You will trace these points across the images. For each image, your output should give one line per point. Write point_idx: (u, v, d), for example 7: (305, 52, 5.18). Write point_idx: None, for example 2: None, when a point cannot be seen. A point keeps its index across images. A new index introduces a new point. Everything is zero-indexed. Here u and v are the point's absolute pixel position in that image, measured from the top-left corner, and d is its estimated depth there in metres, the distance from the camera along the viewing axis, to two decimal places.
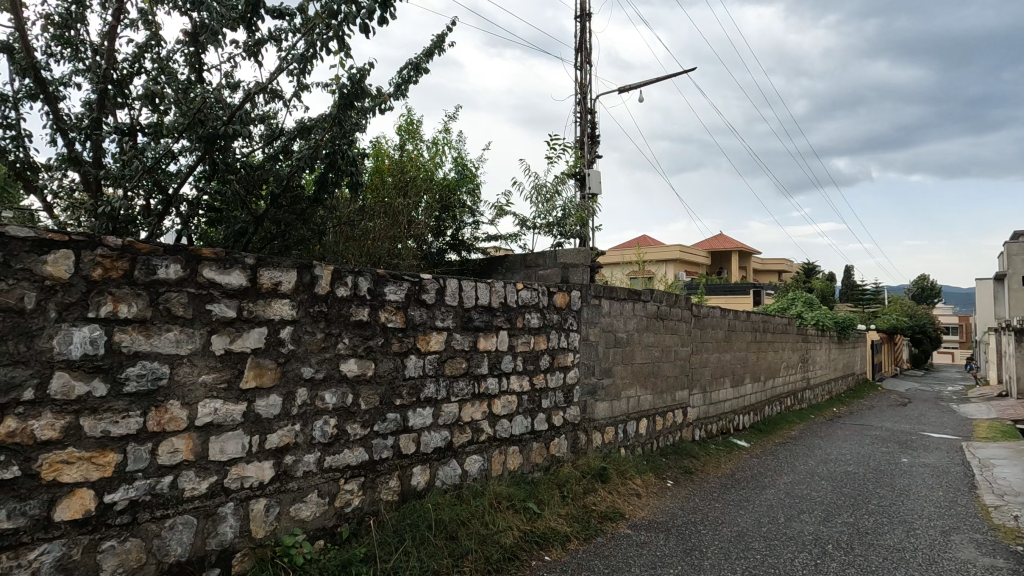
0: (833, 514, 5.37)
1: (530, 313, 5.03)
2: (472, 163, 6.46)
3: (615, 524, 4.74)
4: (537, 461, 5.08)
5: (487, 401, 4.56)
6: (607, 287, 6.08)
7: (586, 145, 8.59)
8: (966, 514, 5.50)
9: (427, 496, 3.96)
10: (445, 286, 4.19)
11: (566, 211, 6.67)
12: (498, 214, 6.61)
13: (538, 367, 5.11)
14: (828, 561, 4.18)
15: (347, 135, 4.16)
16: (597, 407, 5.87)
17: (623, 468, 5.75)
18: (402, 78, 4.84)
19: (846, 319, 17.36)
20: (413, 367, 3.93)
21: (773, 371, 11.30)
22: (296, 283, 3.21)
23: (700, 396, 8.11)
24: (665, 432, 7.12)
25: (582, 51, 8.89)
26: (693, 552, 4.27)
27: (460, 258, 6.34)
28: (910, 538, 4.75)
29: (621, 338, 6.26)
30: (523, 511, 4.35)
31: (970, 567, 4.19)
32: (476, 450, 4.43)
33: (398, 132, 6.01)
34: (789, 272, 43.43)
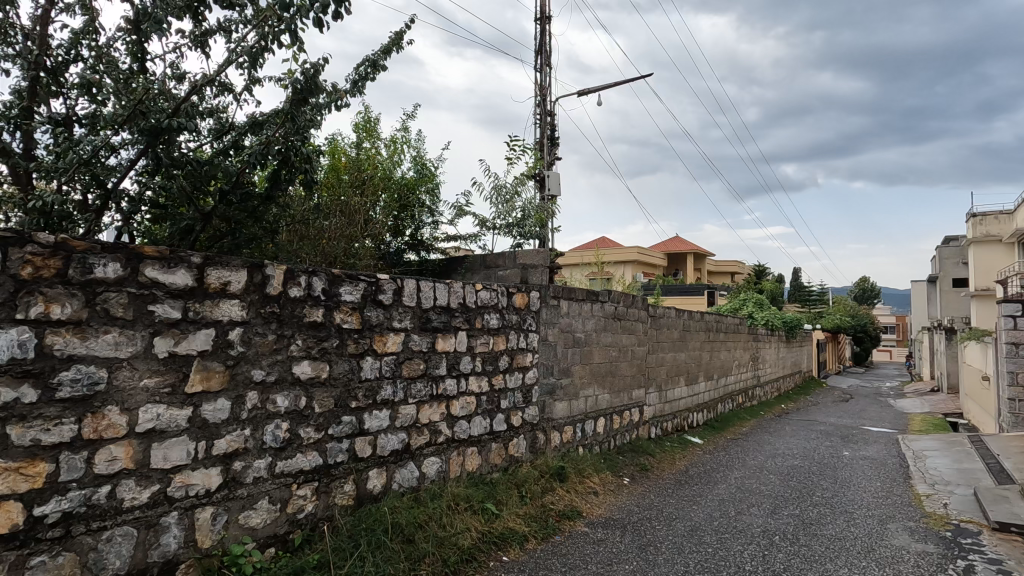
0: (780, 506, 5.58)
1: (488, 314, 5.02)
2: (431, 163, 6.41)
3: (572, 522, 4.79)
4: (496, 461, 5.08)
5: (446, 402, 4.53)
6: (566, 287, 6.13)
7: (546, 147, 8.65)
8: (900, 503, 5.83)
9: (383, 499, 3.90)
10: (403, 286, 4.13)
11: (525, 212, 6.70)
12: (458, 214, 6.59)
13: (497, 367, 5.11)
14: (775, 552, 4.35)
15: (301, 132, 4.06)
16: (556, 407, 5.92)
17: (580, 467, 5.82)
18: (359, 75, 4.75)
19: (793, 320, 18.13)
20: (370, 368, 3.86)
21: (726, 369, 11.67)
22: (246, 283, 3.11)
23: (657, 394, 8.29)
24: (622, 430, 7.25)
25: (542, 53, 8.95)
26: (648, 548, 4.36)
27: (419, 258, 6.29)
28: (850, 527, 4.99)
29: (580, 338, 6.34)
30: (481, 513, 4.34)
31: (903, 553, 4.44)
32: (434, 452, 4.39)
33: (355, 130, 5.88)
34: (741, 273, 44.97)
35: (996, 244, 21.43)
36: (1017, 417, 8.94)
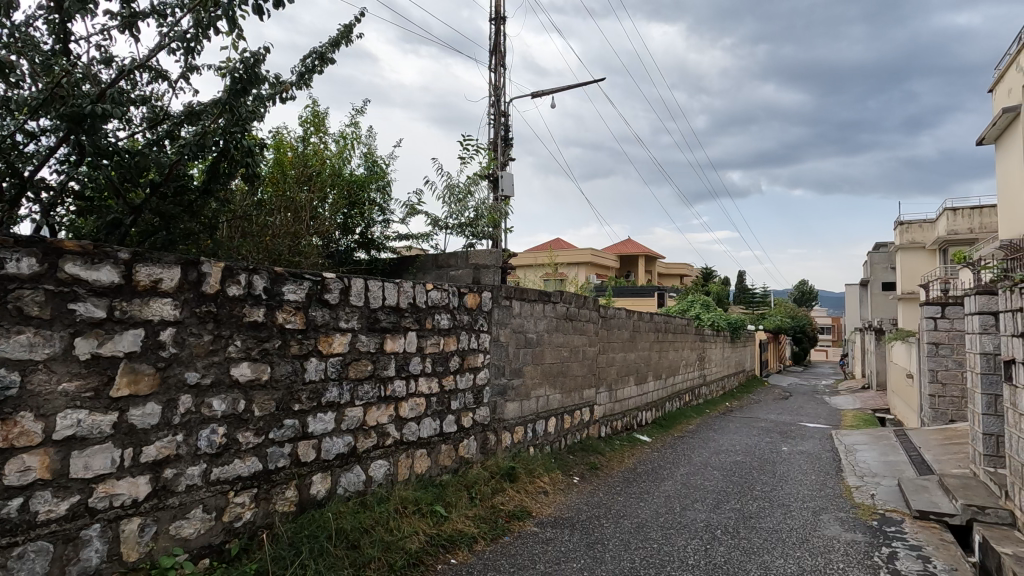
0: (722, 501, 5.77)
1: (439, 314, 4.97)
2: (382, 161, 6.28)
3: (521, 522, 4.79)
4: (445, 463, 5.02)
5: (394, 404, 4.44)
6: (517, 288, 6.14)
7: (500, 147, 8.65)
8: (832, 495, 6.14)
9: (327, 505, 3.78)
10: (350, 286, 4.02)
11: (478, 212, 6.67)
12: (410, 213, 6.49)
13: (447, 368, 5.06)
14: (716, 546, 4.48)
15: (241, 124, 3.86)
16: (507, 407, 5.92)
17: (530, 467, 5.83)
18: (306, 67, 4.60)
19: (737, 321, 18.86)
20: (314, 370, 3.74)
21: (673, 369, 11.98)
22: (180, 281, 2.95)
23: (607, 394, 8.43)
24: (572, 430, 7.32)
25: (496, 54, 8.94)
26: (596, 545, 4.41)
27: (369, 258, 6.18)
28: (787, 520, 5.21)
29: (531, 339, 6.35)
30: (430, 515, 4.27)
31: (835, 543, 4.67)
32: (381, 455, 4.30)
33: (301, 123, 5.69)
34: (689, 276, 46.38)
35: (919, 251, 22.99)
36: (937, 411, 9.59)
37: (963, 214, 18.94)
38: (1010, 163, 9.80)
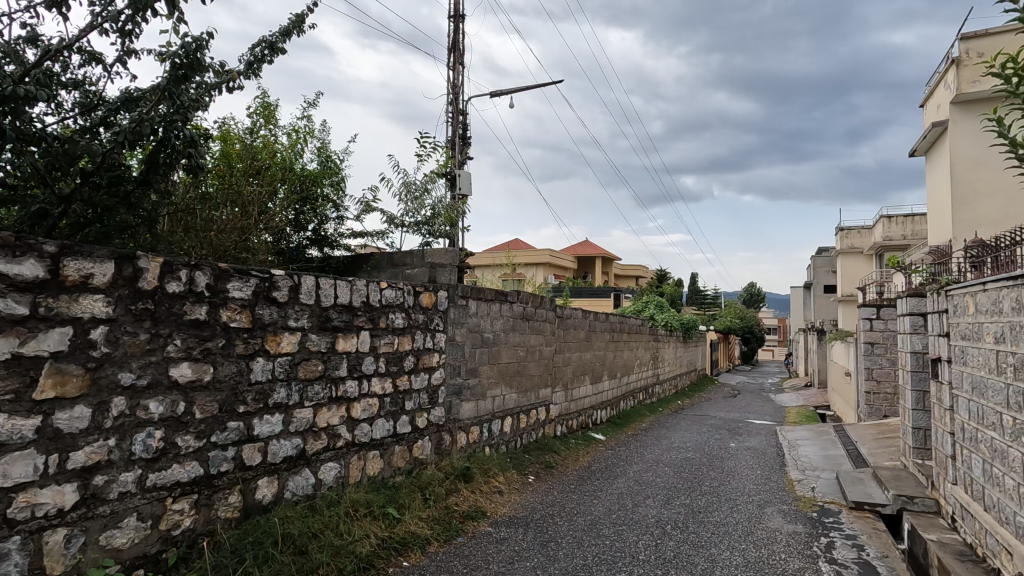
0: (673, 497, 5.92)
1: (393, 313, 4.89)
2: (336, 156, 6.13)
3: (476, 523, 4.77)
4: (399, 464, 4.94)
5: (346, 405, 4.34)
6: (474, 288, 6.12)
7: (458, 145, 8.60)
8: (776, 488, 6.40)
9: (274, 510, 3.65)
10: (301, 283, 3.91)
11: (434, 210, 6.60)
12: (365, 210, 6.36)
13: (401, 368, 4.98)
14: (666, 540, 4.59)
15: (183, 112, 3.67)
16: (462, 407, 5.88)
17: (485, 467, 5.79)
18: (254, 56, 4.43)
19: (689, 321, 19.40)
20: (260, 371, 3.60)
21: (628, 368, 12.20)
22: (113, 276, 2.79)
23: (563, 393, 8.50)
24: (528, 429, 7.34)
25: (455, 51, 8.88)
26: (549, 543, 4.44)
27: (321, 255, 6.02)
28: (733, 513, 5.39)
29: (488, 338, 6.34)
30: (382, 518, 4.19)
31: (777, 534, 4.86)
32: (332, 457, 4.19)
33: (250, 115, 5.49)
34: (644, 277, 47.38)
35: (857, 256, 24.26)
36: (872, 407, 10.16)
37: (897, 222, 20.09)
38: (938, 175, 10.46)
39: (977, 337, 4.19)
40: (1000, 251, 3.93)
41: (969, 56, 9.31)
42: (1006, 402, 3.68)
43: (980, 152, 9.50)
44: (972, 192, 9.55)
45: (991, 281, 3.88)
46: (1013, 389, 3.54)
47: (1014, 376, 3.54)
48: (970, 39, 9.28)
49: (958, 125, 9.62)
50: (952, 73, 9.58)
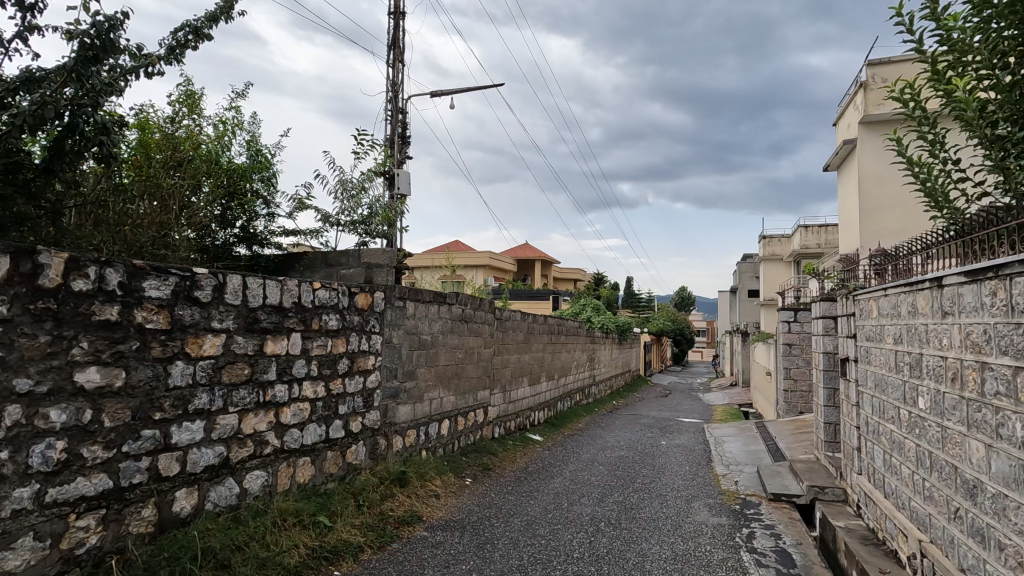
0: (607, 494, 6.07)
1: (327, 314, 4.73)
2: (267, 150, 5.87)
3: (411, 527, 4.69)
4: (331, 470, 4.78)
5: (275, 410, 4.15)
6: (412, 289, 6.03)
7: (397, 144, 8.45)
8: (703, 483, 6.70)
9: (193, 523, 3.43)
10: (226, 282, 3.71)
11: (371, 210, 6.45)
12: (298, 208, 6.12)
13: (335, 371, 4.83)
14: (599, 537, 4.69)
15: (93, 95, 3.41)
16: (399, 410, 5.77)
17: (422, 470, 5.72)
18: (176, 41, 4.17)
19: (625, 324, 19.98)
20: (179, 375, 3.38)
21: (565, 370, 12.40)
22: (9, 273, 2.54)
23: (501, 395, 8.52)
24: (466, 431, 7.31)
25: (395, 49, 8.73)
26: (485, 545, 4.42)
27: (250, 253, 5.75)
28: (662, 508, 5.59)
29: (425, 340, 6.27)
30: (312, 527, 4.04)
31: (703, 527, 5.08)
32: (259, 465, 3.99)
33: (172, 104, 5.16)
34: (582, 280, 48.36)
35: (778, 263, 25.83)
36: (789, 404, 10.85)
37: (813, 231, 21.59)
38: (848, 188, 11.33)
39: (879, 338, 4.56)
40: (899, 259, 4.30)
41: (874, 81, 10.16)
42: (903, 398, 4.02)
43: (883, 169, 10.38)
44: (876, 205, 10.41)
45: (891, 287, 4.24)
46: (909, 385, 3.88)
47: (909, 373, 3.89)
48: (876, 65, 10.12)
49: (865, 144, 10.47)
50: (860, 95, 10.42)
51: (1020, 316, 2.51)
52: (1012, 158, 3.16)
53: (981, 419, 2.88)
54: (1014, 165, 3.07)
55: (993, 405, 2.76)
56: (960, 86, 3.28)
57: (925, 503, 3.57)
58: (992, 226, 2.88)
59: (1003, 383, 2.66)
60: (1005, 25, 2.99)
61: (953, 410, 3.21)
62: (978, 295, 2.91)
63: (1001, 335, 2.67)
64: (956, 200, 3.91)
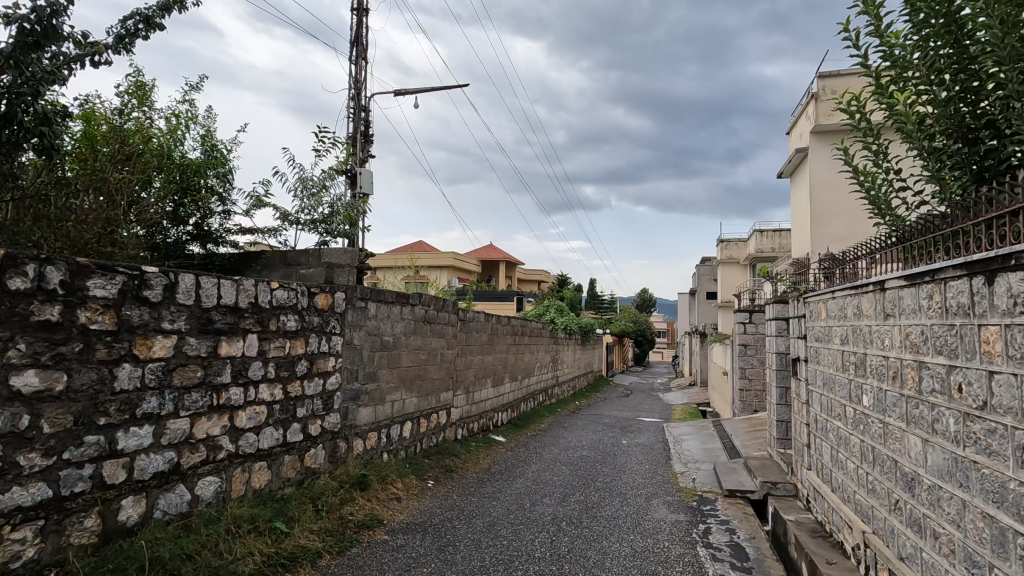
0: (569, 494, 6.12)
1: (285, 315, 4.62)
2: (223, 146, 5.69)
3: (372, 531, 4.62)
4: (289, 475, 4.66)
5: (229, 414, 4.02)
6: (374, 289, 5.95)
7: (359, 142, 8.33)
8: (662, 480, 6.85)
9: (141, 532, 3.29)
10: (177, 281, 3.57)
11: (333, 209, 6.33)
12: (255, 205, 5.96)
13: (293, 373, 4.72)
14: (561, 536, 4.73)
15: (33, 84, 3.25)
16: (359, 413, 5.68)
17: (383, 473, 5.64)
18: (126, 30, 4.01)
19: (587, 325, 20.24)
20: (127, 378, 3.24)
21: (529, 370, 12.46)
22: None
23: (464, 396, 8.49)
24: (428, 433, 7.25)
25: (358, 45, 8.60)
26: (447, 547, 4.40)
27: (204, 252, 5.57)
28: (622, 506, 5.69)
29: (388, 341, 6.19)
30: (268, 533, 3.93)
31: (661, 523, 5.20)
32: (212, 471, 3.85)
33: (121, 95, 4.95)
34: (546, 282, 48.70)
35: (734, 265, 26.65)
36: (745, 403, 11.19)
37: (767, 236, 22.37)
38: (799, 195, 11.80)
39: (827, 339, 4.77)
40: (845, 263, 4.50)
41: (825, 92, 10.60)
42: (849, 396, 4.21)
43: (833, 177, 10.85)
44: (826, 212, 10.86)
45: (838, 290, 4.44)
46: (854, 384, 4.07)
47: (855, 372, 4.08)
48: (826, 77, 10.57)
49: (816, 153, 10.92)
50: (811, 106, 10.87)
51: (954, 317, 2.66)
52: (948, 169, 3.35)
53: (919, 415, 3.04)
54: (949, 176, 3.30)
55: (930, 401, 2.92)
56: (901, 100, 3.47)
57: (868, 496, 3.75)
58: (929, 233, 3.05)
59: (938, 380, 2.82)
60: (942, 44, 3.19)
61: (894, 407, 3.38)
62: (916, 298, 3.07)
63: (936, 336, 2.83)
64: (898, 208, 4.13)
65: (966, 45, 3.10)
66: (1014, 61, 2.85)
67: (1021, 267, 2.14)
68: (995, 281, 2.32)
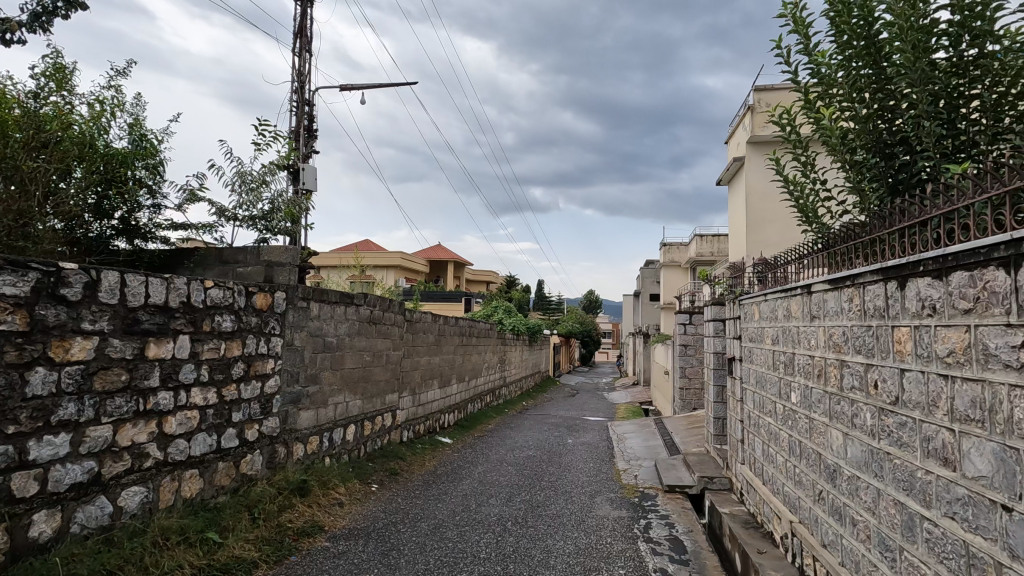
0: (514, 494, 6.15)
1: (221, 315, 4.41)
2: (153, 136, 5.37)
3: (312, 539, 4.48)
4: (223, 483, 4.45)
5: (158, 420, 3.80)
6: (317, 289, 5.78)
7: (302, 137, 8.06)
8: (605, 478, 7.01)
9: (55, 548, 3.06)
10: (99, 279, 3.35)
11: (273, 205, 6.10)
12: (189, 199, 5.66)
13: (228, 376, 4.51)
14: (506, 536, 4.75)
15: None
16: (300, 416, 5.50)
17: (325, 478, 5.49)
18: (43, 7, 3.72)
19: (535, 326, 20.42)
20: (40, 383, 3.01)
21: (476, 371, 12.44)
22: None
23: (410, 398, 8.37)
24: (373, 436, 7.11)
25: (301, 37, 8.32)
26: (390, 552, 4.33)
27: (131, 248, 5.25)
28: (567, 505, 5.78)
29: (330, 343, 6.02)
30: (200, 544, 3.74)
31: (604, 520, 5.32)
32: (137, 480, 3.62)
33: (37, 77, 4.59)
34: (495, 283, 48.78)
35: (677, 268, 27.58)
36: (684, 401, 11.60)
37: (707, 240, 23.23)
38: (736, 202, 12.35)
39: (760, 339, 5.01)
40: (777, 268, 4.75)
41: (760, 105, 11.13)
42: (779, 393, 4.45)
43: (767, 186, 11.42)
44: (760, 219, 11.42)
45: (770, 293, 4.67)
46: (784, 382, 4.30)
47: (784, 371, 4.31)
48: (762, 91, 11.09)
49: (752, 162, 11.46)
50: (748, 117, 11.39)
51: (872, 319, 2.86)
52: (867, 181, 3.60)
53: (841, 410, 3.25)
54: (869, 188, 3.54)
55: (850, 398, 3.13)
56: (827, 115, 3.71)
57: (795, 487, 3.98)
58: (851, 240, 3.25)
59: (858, 378, 3.02)
60: (863, 64, 3.44)
61: (819, 403, 3.59)
62: (839, 301, 3.28)
63: (856, 336, 3.04)
64: (824, 217, 4.39)
65: (885, 67, 3.36)
66: (925, 84, 3.10)
67: (929, 273, 2.33)
68: (906, 285, 2.51)
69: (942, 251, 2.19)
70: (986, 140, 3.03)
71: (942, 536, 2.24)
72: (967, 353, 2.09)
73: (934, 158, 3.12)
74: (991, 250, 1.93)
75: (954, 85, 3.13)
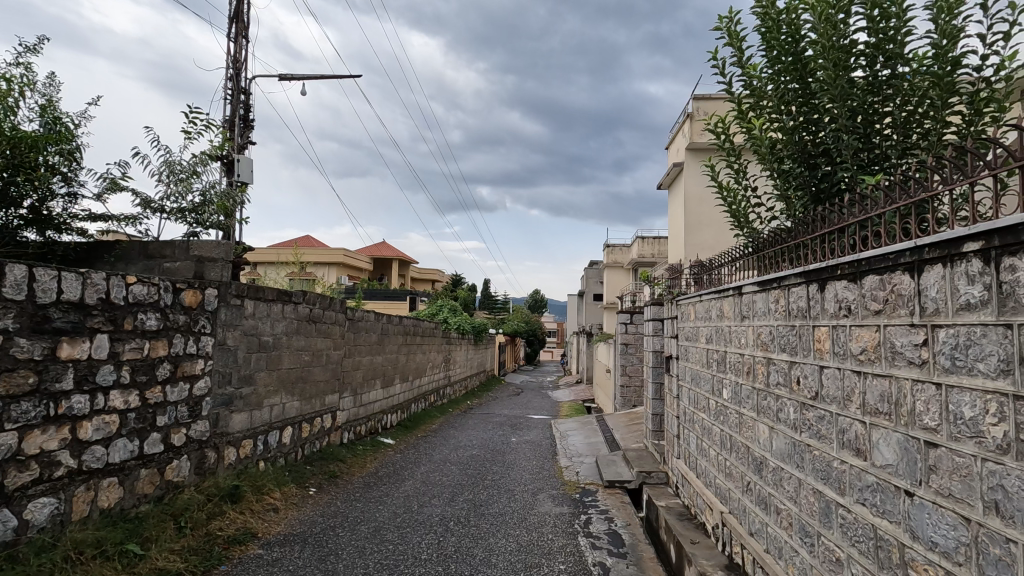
0: (456, 494, 6.13)
1: (144, 313, 4.15)
2: (69, 119, 4.98)
3: (244, 546, 4.28)
4: (146, 491, 4.18)
5: (71, 425, 3.53)
6: (252, 286, 5.53)
7: (238, 127, 7.70)
8: (547, 476, 7.10)
9: None
10: (3, 274, 3.08)
11: (205, 197, 5.79)
12: (110, 189, 5.29)
13: (153, 377, 4.25)
14: (448, 536, 4.72)
15: None
16: (232, 419, 5.25)
17: (259, 483, 5.26)
18: None
19: (480, 325, 20.41)
20: None
21: (420, 371, 12.28)
22: None
23: (351, 398, 8.16)
24: (311, 438, 6.88)
25: (237, 22, 7.94)
26: (328, 557, 4.21)
27: (42, 240, 4.84)
28: (509, 503, 5.81)
29: (266, 342, 5.78)
30: (119, 557, 3.50)
31: (546, 517, 5.39)
32: (47, 491, 3.35)
33: None
34: (440, 281, 48.35)
35: (619, 269, 28.31)
36: (625, 398, 11.92)
37: (649, 242, 23.98)
38: (676, 205, 12.79)
39: (695, 338, 5.22)
40: (711, 270, 4.95)
41: (698, 113, 11.60)
42: (712, 389, 4.65)
43: (704, 192, 11.91)
44: (698, 222, 11.91)
45: (705, 294, 4.87)
46: (716, 379, 4.49)
47: (717, 368, 4.51)
48: (700, 100, 11.55)
49: (690, 168, 11.92)
50: (687, 125, 11.84)
51: (795, 319, 3.04)
52: (793, 189, 3.81)
53: (768, 406, 3.43)
54: (794, 195, 3.76)
55: (775, 393, 3.31)
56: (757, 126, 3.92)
57: (726, 479, 4.17)
58: (778, 244, 3.44)
59: (783, 375, 3.20)
60: (790, 79, 3.66)
61: (748, 399, 3.77)
62: (766, 301, 3.46)
63: (781, 335, 3.22)
64: (754, 222, 4.62)
65: (809, 82, 3.59)
66: (844, 99, 3.33)
67: (845, 276, 2.50)
68: (825, 287, 2.68)
69: (857, 256, 2.35)
70: (896, 155, 3.31)
71: (854, 521, 2.41)
72: (877, 351, 2.25)
73: (851, 169, 3.36)
74: (898, 255, 2.09)
75: (869, 101, 3.37)
